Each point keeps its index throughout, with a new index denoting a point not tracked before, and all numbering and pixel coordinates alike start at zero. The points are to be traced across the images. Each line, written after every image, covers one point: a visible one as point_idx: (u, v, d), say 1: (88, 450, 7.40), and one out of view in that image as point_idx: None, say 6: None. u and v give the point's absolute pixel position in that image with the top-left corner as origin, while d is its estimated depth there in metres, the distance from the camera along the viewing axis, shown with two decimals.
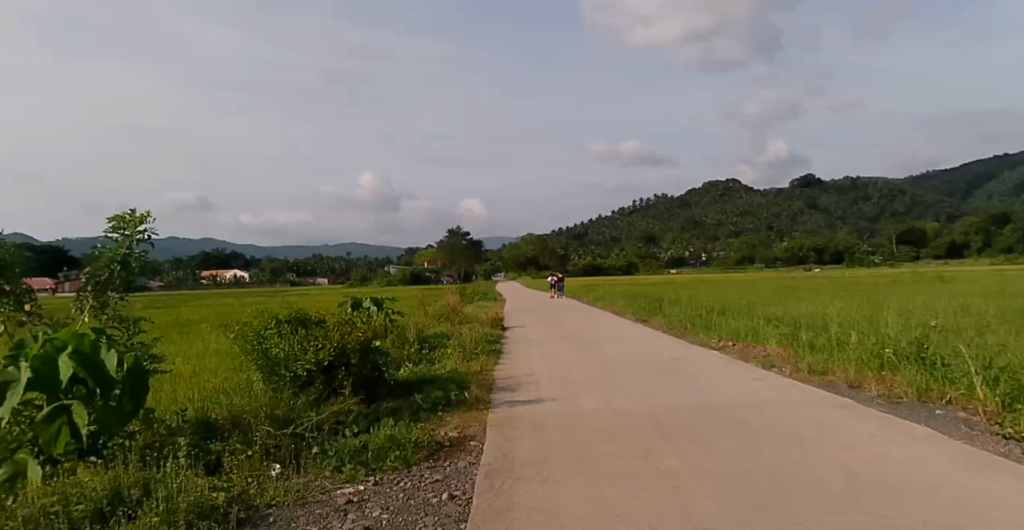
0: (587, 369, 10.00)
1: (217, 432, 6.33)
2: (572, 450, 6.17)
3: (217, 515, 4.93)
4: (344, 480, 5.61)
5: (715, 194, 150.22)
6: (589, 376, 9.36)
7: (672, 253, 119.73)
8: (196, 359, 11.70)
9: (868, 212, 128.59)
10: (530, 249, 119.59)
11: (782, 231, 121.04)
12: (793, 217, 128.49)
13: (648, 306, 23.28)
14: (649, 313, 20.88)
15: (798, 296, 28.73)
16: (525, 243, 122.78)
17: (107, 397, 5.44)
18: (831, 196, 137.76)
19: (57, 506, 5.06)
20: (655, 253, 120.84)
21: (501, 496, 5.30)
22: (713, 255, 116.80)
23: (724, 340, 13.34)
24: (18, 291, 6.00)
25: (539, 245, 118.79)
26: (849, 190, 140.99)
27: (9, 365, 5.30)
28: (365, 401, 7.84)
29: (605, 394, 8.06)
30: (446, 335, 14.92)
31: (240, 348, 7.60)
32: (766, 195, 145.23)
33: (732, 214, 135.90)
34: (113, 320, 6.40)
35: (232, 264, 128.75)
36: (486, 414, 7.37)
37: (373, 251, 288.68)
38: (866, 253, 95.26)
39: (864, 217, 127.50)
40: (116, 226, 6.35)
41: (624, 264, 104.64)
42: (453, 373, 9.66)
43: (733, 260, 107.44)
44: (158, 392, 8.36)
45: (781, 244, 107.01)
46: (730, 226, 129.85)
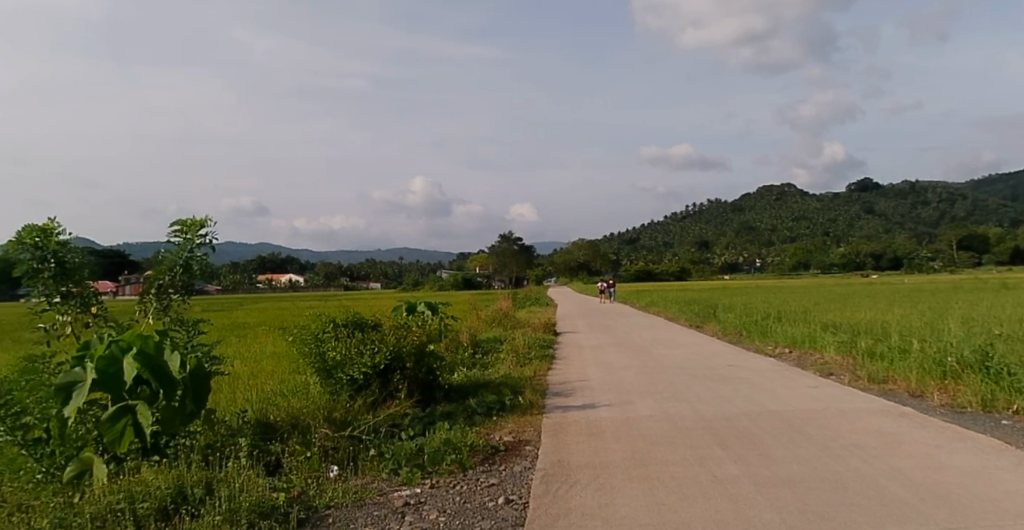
0: (641, 375, 9.93)
1: (277, 433, 6.40)
2: (627, 457, 6.12)
3: (277, 515, 5.02)
4: (401, 483, 5.62)
5: (768, 199, 148.21)
6: (642, 381, 9.31)
7: (724, 258, 118.54)
8: (258, 360, 11.93)
9: (925, 217, 125.20)
10: (583, 254, 119.20)
11: (837, 237, 118.57)
12: (848, 224, 125.77)
13: (701, 311, 23.10)
14: (704, 318, 20.62)
15: (856, 296, 34.95)
16: (573, 247, 122.81)
17: (170, 397, 5.56)
18: (884, 202, 134.73)
19: (123, 503, 5.16)
20: (706, 258, 119.43)
21: (559, 502, 5.28)
22: (768, 260, 115.07)
23: (780, 346, 13.15)
24: (86, 292, 6.17)
25: (590, 251, 118.75)
26: (907, 194, 137.93)
27: (76, 366, 5.55)
28: (419, 404, 7.87)
29: (659, 400, 7.98)
30: (499, 340, 14.94)
31: (298, 351, 7.69)
32: (815, 200, 142.69)
33: (783, 221, 133.74)
34: (174, 323, 6.38)
35: (286, 268, 131.34)
36: (540, 419, 7.35)
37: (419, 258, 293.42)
38: (924, 257, 93.16)
39: (921, 222, 124.14)
40: (178, 230, 6.38)
41: (677, 269, 103.92)
42: (507, 378, 9.65)
43: (788, 268, 106.11)
44: (218, 392, 8.52)
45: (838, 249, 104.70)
46: (781, 233, 127.66)
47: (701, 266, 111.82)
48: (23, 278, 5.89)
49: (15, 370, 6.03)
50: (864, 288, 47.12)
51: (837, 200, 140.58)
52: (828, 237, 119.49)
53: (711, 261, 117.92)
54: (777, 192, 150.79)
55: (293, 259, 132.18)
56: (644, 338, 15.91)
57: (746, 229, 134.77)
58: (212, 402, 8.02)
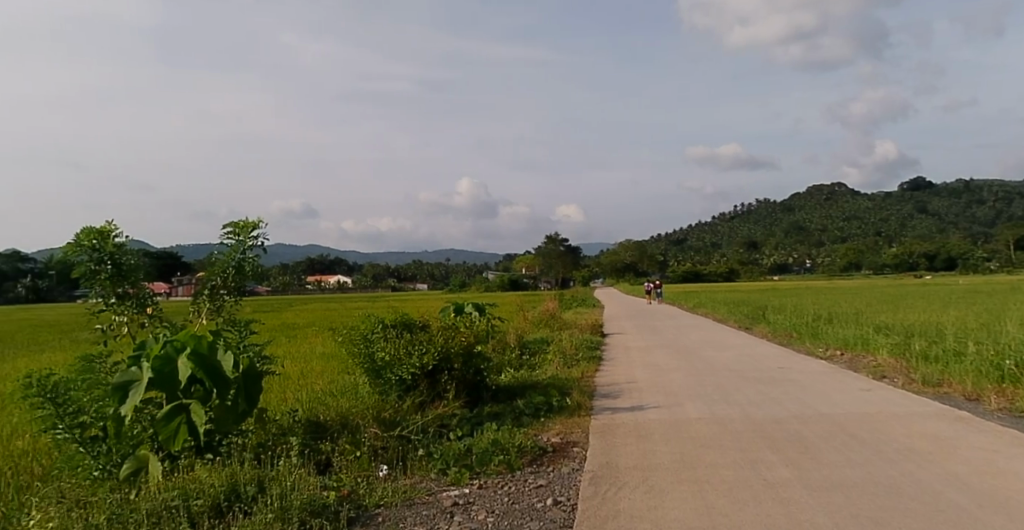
0: (690, 376, 9.82)
1: (327, 432, 6.45)
2: (676, 459, 6.05)
3: (328, 514, 5.06)
4: (449, 483, 5.63)
5: (816, 200, 145.71)
6: (691, 383, 9.22)
7: (774, 259, 116.86)
8: (309, 361, 12.07)
9: (978, 217, 121.84)
10: (631, 257, 118.59)
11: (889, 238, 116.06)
12: (900, 225, 123.02)
13: (750, 313, 22.79)
14: (753, 320, 20.31)
15: (908, 296, 35.70)
16: (620, 248, 122.16)
17: (223, 397, 5.65)
18: (934, 202, 131.61)
19: (178, 500, 5.26)
20: (756, 260, 117.91)
21: (607, 504, 5.24)
22: (820, 261, 113.20)
23: (831, 348, 12.92)
24: (142, 293, 6.30)
25: (637, 252, 118.30)
26: (960, 193, 134.47)
27: (132, 365, 5.67)
28: (467, 405, 7.89)
29: (708, 402, 7.89)
30: (546, 341, 14.92)
31: (347, 351, 7.76)
32: (861, 201, 140.02)
33: (829, 223, 131.41)
34: (227, 323, 6.47)
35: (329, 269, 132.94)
36: (588, 420, 7.31)
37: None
38: (980, 259, 90.63)
39: (975, 221, 120.82)
40: (231, 232, 6.48)
41: (726, 271, 103.35)
42: (555, 379, 9.62)
43: (839, 269, 104.55)
44: (269, 392, 8.65)
45: (890, 250, 102.46)
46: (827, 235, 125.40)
47: (751, 268, 110.31)
48: (81, 280, 6.06)
49: (73, 369, 6.20)
50: (913, 288, 48.43)
51: (883, 201, 137.70)
52: (880, 237, 117.26)
53: (760, 263, 116.39)
54: (826, 192, 148.20)
55: (339, 261, 134.37)
56: (693, 339, 15.74)
57: (794, 230, 132.81)
58: (263, 402, 8.13)
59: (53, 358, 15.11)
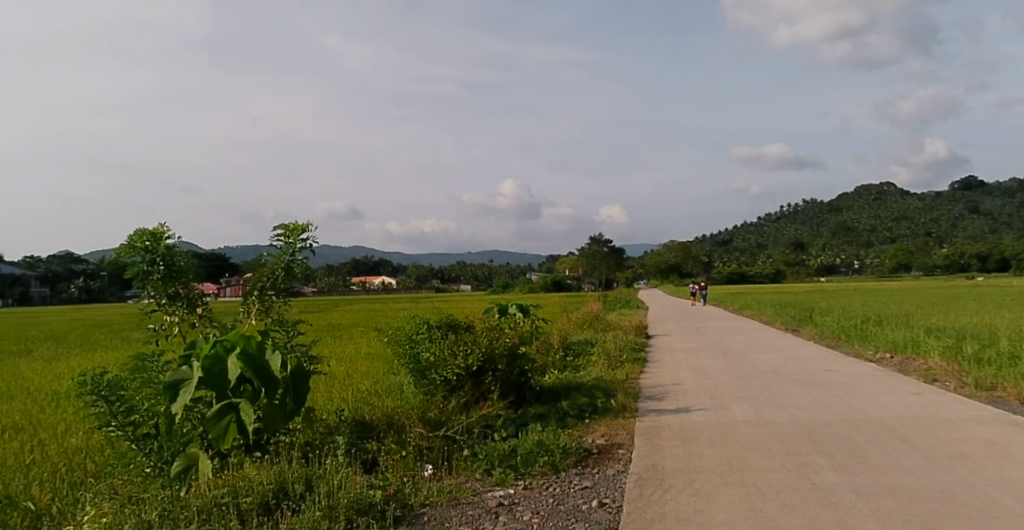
0: (736, 379, 9.71)
1: (373, 431, 6.50)
2: (722, 462, 5.99)
3: (374, 512, 5.11)
4: (494, 484, 5.64)
5: (865, 200, 143.06)
6: (737, 385, 9.12)
7: (821, 260, 114.99)
8: (354, 361, 12.18)
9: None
10: (675, 257, 117.68)
11: (940, 238, 113.40)
12: (950, 226, 120.24)
13: (796, 315, 22.46)
14: (799, 322, 20.00)
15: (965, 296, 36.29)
16: (664, 249, 121.33)
17: (271, 396, 5.74)
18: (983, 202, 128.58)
19: (227, 497, 5.34)
20: (801, 261, 116.31)
21: (652, 506, 5.21)
22: (867, 263, 111.20)
23: (880, 351, 12.68)
24: (192, 294, 6.41)
25: (682, 253, 117.07)
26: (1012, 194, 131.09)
27: (183, 365, 5.78)
28: (511, 405, 7.90)
29: (755, 405, 7.79)
30: (591, 343, 14.86)
31: (392, 352, 7.83)
32: (905, 201, 137.32)
33: (873, 224, 129.08)
34: (275, 323, 6.56)
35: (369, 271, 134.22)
36: (633, 422, 7.27)
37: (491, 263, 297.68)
38: None
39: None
40: (281, 234, 6.55)
41: (772, 272, 102.67)
42: (599, 381, 9.59)
43: (888, 270, 102.71)
44: (316, 391, 8.75)
45: (938, 252, 100.20)
46: (871, 236, 123.16)
47: (797, 269, 108.54)
48: (135, 280, 6.18)
49: (126, 367, 6.31)
50: (968, 288, 50.44)
51: (928, 201, 134.86)
52: (931, 237, 115.25)
53: (807, 264, 114.78)
54: (875, 192, 145.44)
55: (387, 262, 136.34)
56: (739, 341, 15.55)
57: (838, 230, 130.54)
58: (309, 401, 8.24)
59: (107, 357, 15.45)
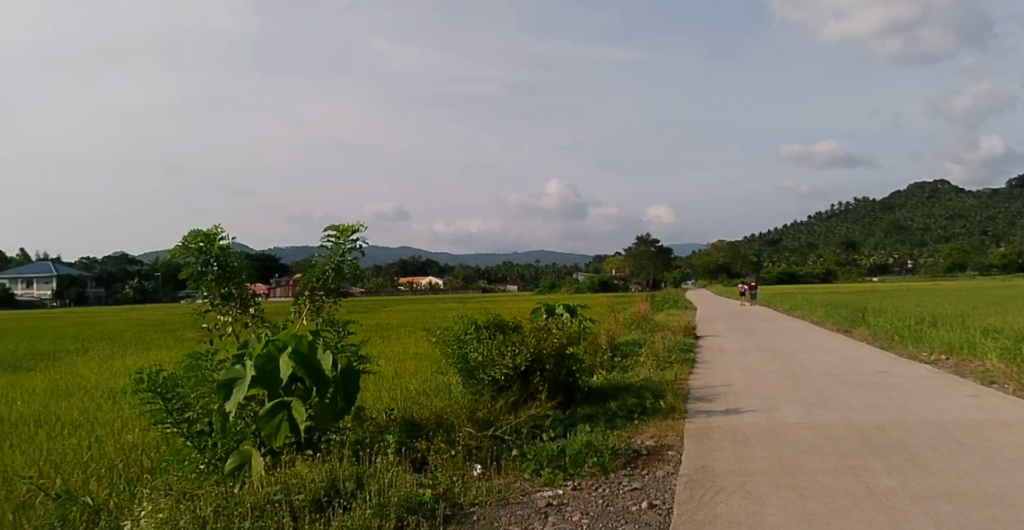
0: (787, 380, 9.58)
1: (422, 430, 6.53)
2: (774, 465, 5.92)
3: (424, 511, 5.15)
4: (543, 484, 5.65)
5: (918, 199, 139.76)
6: (788, 387, 8.99)
7: (873, 261, 112.92)
8: (403, 360, 12.30)
9: None
10: (724, 256, 116.54)
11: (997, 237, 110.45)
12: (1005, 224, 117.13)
13: (847, 316, 22.05)
14: (851, 323, 19.65)
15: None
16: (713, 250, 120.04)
17: (322, 395, 5.82)
18: None
19: (280, 494, 5.43)
20: (847, 260, 114.30)
21: (703, 508, 5.17)
22: (920, 263, 108.90)
23: (935, 353, 12.40)
24: (245, 294, 6.52)
25: (731, 253, 115.72)
26: None
27: (237, 364, 5.89)
28: (560, 405, 7.90)
29: (807, 407, 7.68)
30: (638, 344, 14.78)
31: (440, 351, 7.90)
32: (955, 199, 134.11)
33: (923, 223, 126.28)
34: (326, 323, 6.64)
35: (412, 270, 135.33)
36: (682, 423, 7.22)
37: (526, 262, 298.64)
38: None
39: None
40: (331, 236, 6.63)
41: (823, 272, 101.24)
42: (647, 381, 9.54)
43: (942, 270, 100.39)
44: (365, 390, 8.86)
45: (993, 251, 97.66)
46: (921, 235, 120.49)
47: (849, 269, 106.56)
48: (190, 281, 6.31)
49: (181, 366, 6.44)
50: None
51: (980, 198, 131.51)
52: (985, 236, 112.30)
53: (858, 264, 112.79)
54: (929, 191, 142.13)
55: (433, 263, 137.64)
56: (789, 342, 15.32)
57: (891, 230, 127.79)
58: (358, 400, 8.36)
59: (162, 356, 15.83)
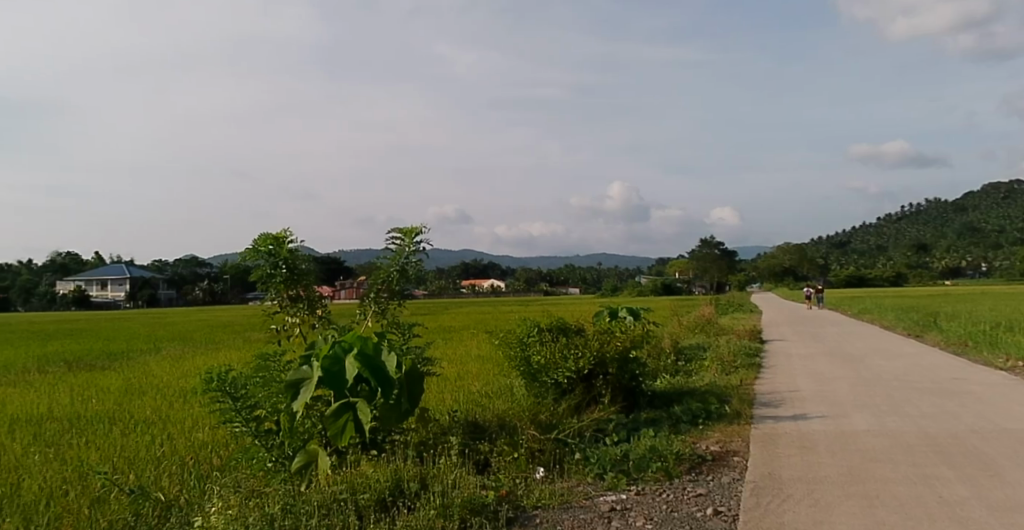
0: (856, 386, 9.35)
1: (485, 432, 6.58)
2: (844, 473, 5.79)
3: (487, 512, 5.17)
4: (606, 488, 5.63)
5: (994, 199, 134.42)
6: (858, 393, 8.79)
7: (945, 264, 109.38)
8: (464, 363, 12.39)
9: None
10: (789, 259, 114.40)
11: None
12: None
13: (920, 321, 21.42)
14: (923, 328, 19.10)
15: None
16: (778, 252, 117.88)
17: (387, 396, 5.90)
18: None
19: (346, 493, 5.50)
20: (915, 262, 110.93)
21: (770, 515, 5.09)
22: (997, 265, 105.07)
23: (1013, 359, 11.95)
24: (312, 296, 6.66)
25: (797, 255, 113.30)
26: None
27: (304, 364, 6.00)
28: (624, 409, 7.87)
29: (877, 414, 7.49)
30: (702, 348, 14.61)
31: (503, 354, 7.99)
32: None
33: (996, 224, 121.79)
34: (391, 325, 6.74)
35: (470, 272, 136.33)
36: (748, 429, 7.12)
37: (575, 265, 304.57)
38: None
39: None
40: (396, 238, 6.72)
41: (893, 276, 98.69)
42: (712, 386, 9.42)
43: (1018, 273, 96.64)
44: (430, 392, 8.99)
45: None
46: (994, 237, 116.21)
47: (919, 274, 103.46)
48: (259, 283, 6.46)
49: (251, 366, 6.59)
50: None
51: None
52: None
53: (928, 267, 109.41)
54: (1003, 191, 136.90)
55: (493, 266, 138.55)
56: (858, 348, 14.93)
57: (964, 232, 123.51)
58: (423, 402, 8.50)
59: (231, 356, 16.29)
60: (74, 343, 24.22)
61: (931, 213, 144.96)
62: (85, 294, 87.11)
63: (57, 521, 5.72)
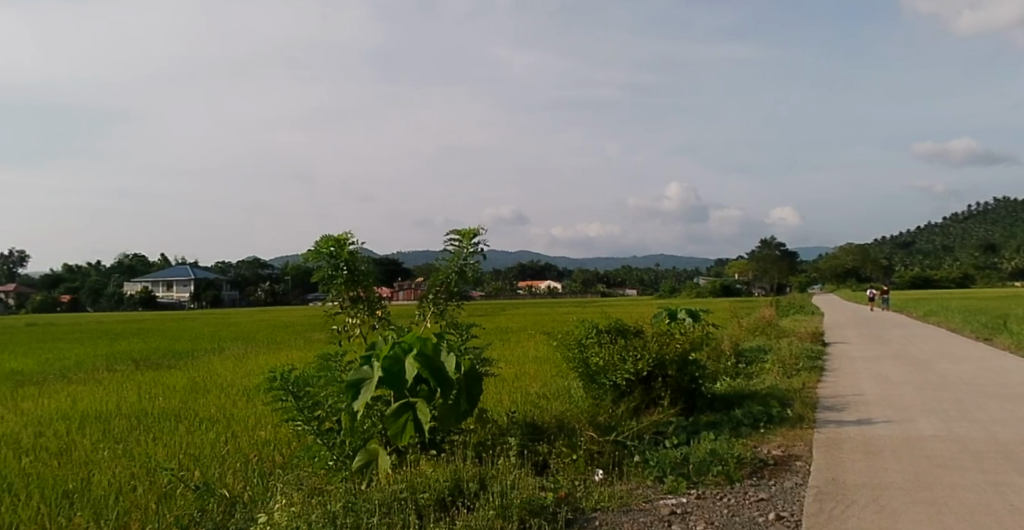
0: (922, 391, 9.13)
1: (544, 434, 6.60)
2: (910, 478, 5.67)
3: (547, 514, 5.16)
4: (666, 491, 5.60)
5: None
6: (924, 397, 8.57)
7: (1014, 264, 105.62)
8: (521, 364, 12.44)
9: None
10: (851, 260, 111.87)
11: None
12: None
13: (992, 323, 20.72)
14: (995, 331, 18.46)
15: None
16: (842, 253, 115.08)
17: (446, 396, 5.98)
18: None
19: (406, 492, 5.56)
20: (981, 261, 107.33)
21: (834, 521, 5.00)
22: None
23: None
24: (371, 297, 6.78)
25: (860, 255, 110.56)
26: None
27: (365, 364, 6.08)
28: (684, 411, 7.83)
29: (946, 419, 7.30)
30: (762, 351, 14.40)
31: (561, 356, 8.03)
32: None
33: None
34: (449, 325, 6.83)
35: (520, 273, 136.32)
36: (811, 433, 7.02)
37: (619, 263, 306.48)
38: None
39: None
40: (455, 239, 6.79)
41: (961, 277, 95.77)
42: (773, 389, 9.30)
43: None
44: (489, 393, 9.08)
45: None
46: None
47: (988, 276, 100.05)
48: (321, 283, 6.60)
49: (313, 366, 6.72)
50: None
51: None
52: None
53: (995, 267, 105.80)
54: None
55: (550, 268, 138.32)
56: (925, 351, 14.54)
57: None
58: (481, 402, 8.60)
59: (292, 356, 16.61)
60: (142, 342, 24.92)
61: (998, 212, 140.09)
62: (152, 295, 89.45)
63: (126, 516, 5.91)
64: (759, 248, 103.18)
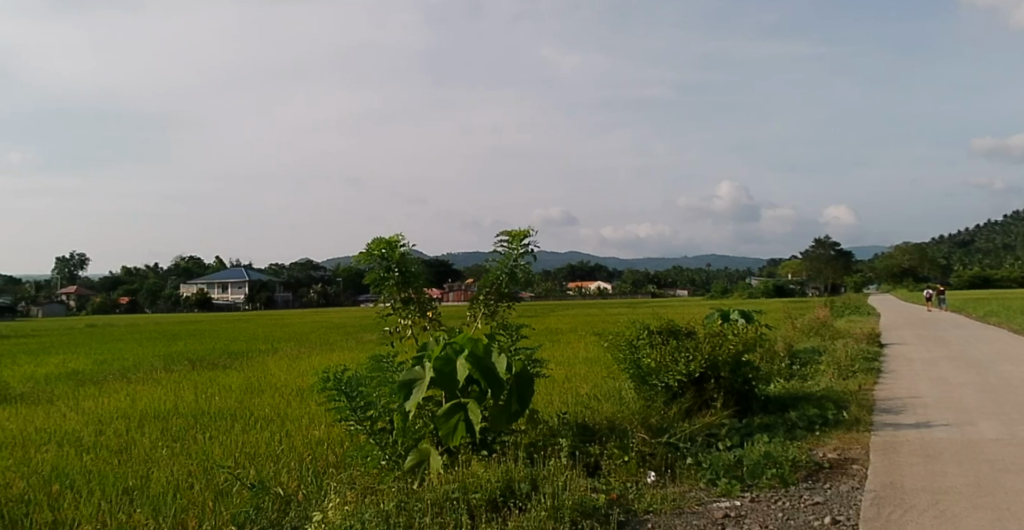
0: (984, 393, 8.89)
1: (596, 435, 6.60)
2: (971, 483, 5.54)
3: (599, 515, 5.17)
4: (719, 494, 5.56)
5: None
6: (986, 400, 8.36)
7: None
8: (572, 365, 12.44)
9: None
10: (907, 260, 109.53)
11: None
12: None
13: None
14: None
15: None
16: (895, 253, 112.55)
17: (497, 397, 6.02)
18: None
19: (458, 492, 5.60)
20: None
21: (892, 526, 4.91)
22: None
23: None
24: (423, 298, 6.87)
25: (915, 255, 108.07)
26: None
27: (417, 365, 6.14)
28: (736, 413, 7.77)
29: (1009, 423, 7.09)
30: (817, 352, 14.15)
31: (613, 356, 8.04)
32: None
33: None
34: (500, 327, 6.89)
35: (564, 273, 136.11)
36: (867, 436, 6.89)
37: (663, 263, 303.88)
38: None
39: None
40: (505, 240, 6.84)
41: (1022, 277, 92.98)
42: (828, 392, 9.16)
43: None
44: (540, 394, 9.12)
45: None
46: None
47: None
48: (373, 285, 6.70)
49: (365, 366, 6.81)
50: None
51: None
52: None
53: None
54: None
55: (597, 269, 137.79)
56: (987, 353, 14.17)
57: None
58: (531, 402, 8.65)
59: (344, 357, 16.83)
60: (199, 343, 25.53)
61: None
62: (205, 297, 91.39)
63: (183, 513, 6.06)
64: (811, 248, 101.52)
